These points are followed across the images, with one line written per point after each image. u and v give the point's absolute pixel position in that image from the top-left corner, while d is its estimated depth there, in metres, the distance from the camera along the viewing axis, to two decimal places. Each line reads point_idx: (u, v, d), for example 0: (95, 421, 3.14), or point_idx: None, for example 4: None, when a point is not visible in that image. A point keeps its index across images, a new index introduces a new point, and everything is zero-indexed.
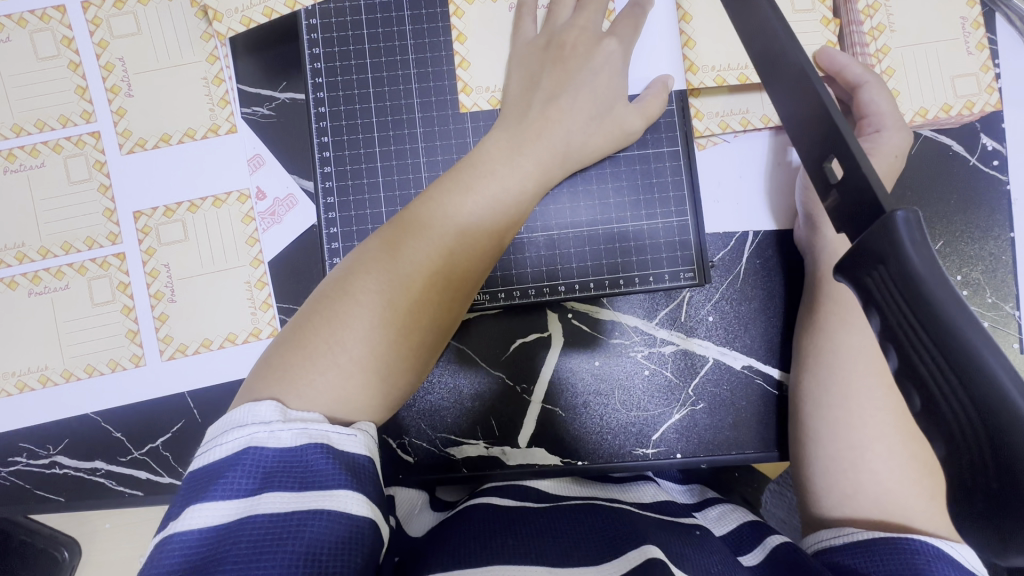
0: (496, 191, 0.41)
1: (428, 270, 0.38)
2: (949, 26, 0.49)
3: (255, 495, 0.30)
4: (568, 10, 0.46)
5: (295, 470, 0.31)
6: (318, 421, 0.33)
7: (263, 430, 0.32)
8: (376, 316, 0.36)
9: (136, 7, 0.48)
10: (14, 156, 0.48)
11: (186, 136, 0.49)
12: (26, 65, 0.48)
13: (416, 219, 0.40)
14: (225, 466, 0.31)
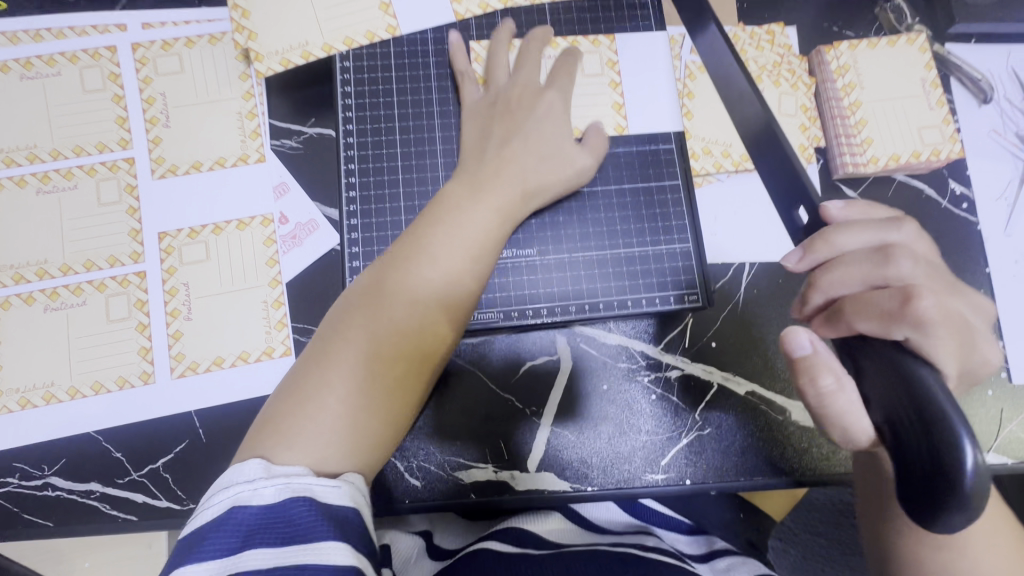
0: (471, 229, 0.43)
1: (418, 300, 0.40)
2: (913, 85, 0.55)
3: (237, 554, 0.30)
4: (506, 74, 0.50)
5: (274, 526, 0.31)
6: (301, 471, 0.33)
7: (244, 487, 0.32)
8: (374, 334, 0.39)
9: (182, 49, 0.53)
10: (48, 178, 0.51)
11: (217, 163, 0.52)
12: (71, 97, 0.52)
13: (394, 264, 0.41)
14: (209, 528, 0.31)
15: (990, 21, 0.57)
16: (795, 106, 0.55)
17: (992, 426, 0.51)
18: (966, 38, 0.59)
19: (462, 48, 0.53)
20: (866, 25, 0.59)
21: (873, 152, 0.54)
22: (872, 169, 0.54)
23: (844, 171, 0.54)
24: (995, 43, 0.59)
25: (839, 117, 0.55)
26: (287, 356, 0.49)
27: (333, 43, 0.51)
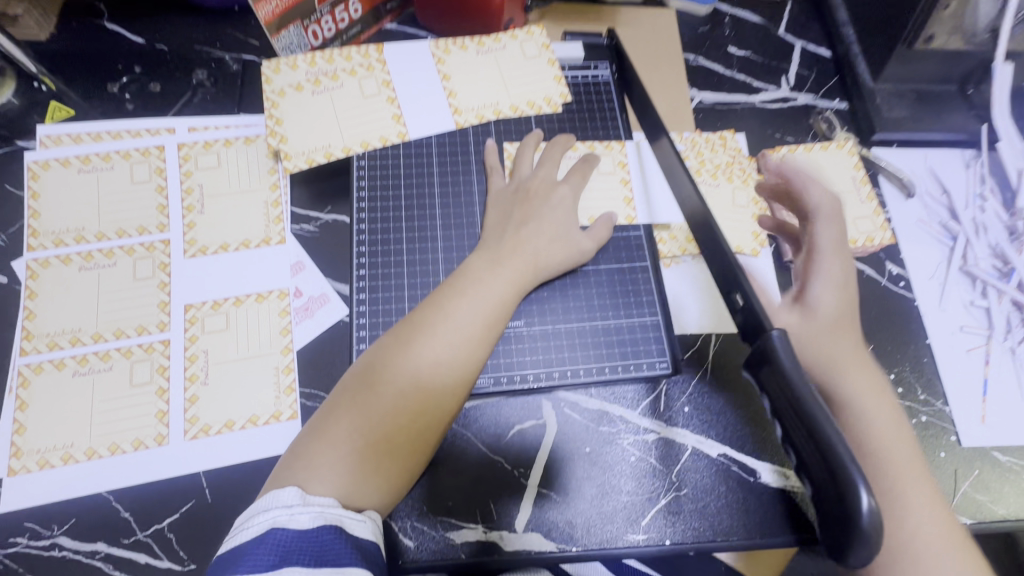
0: (484, 298, 0.49)
1: (438, 359, 0.46)
2: (846, 183, 0.64)
3: (275, 567, 0.34)
4: (528, 167, 0.59)
5: (309, 546, 0.36)
6: (333, 502, 0.39)
7: (283, 511, 0.37)
8: (399, 388, 0.44)
9: (221, 149, 0.61)
10: (91, 256, 0.57)
11: (242, 244, 0.59)
12: (120, 186, 0.60)
13: (418, 327, 0.47)
14: (251, 547, 0.35)
15: (906, 131, 0.69)
16: (748, 198, 0.64)
17: (950, 487, 0.54)
18: (888, 143, 0.69)
19: (462, 150, 0.62)
20: (803, 133, 0.70)
21: None
22: None
23: (793, 254, 0.62)
24: (913, 147, 0.70)
25: (785, 209, 0.64)
26: (293, 419, 0.53)
27: (351, 146, 0.60)
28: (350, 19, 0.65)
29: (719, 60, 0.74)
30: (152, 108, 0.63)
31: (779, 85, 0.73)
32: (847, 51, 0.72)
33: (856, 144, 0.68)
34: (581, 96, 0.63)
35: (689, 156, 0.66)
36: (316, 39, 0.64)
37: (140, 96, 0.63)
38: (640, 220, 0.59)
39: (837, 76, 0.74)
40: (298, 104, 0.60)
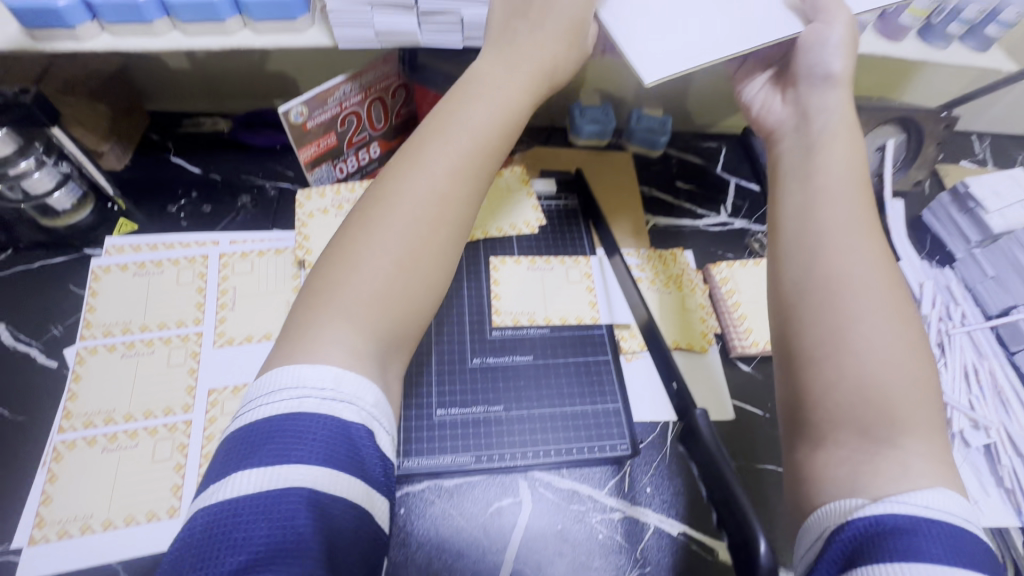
0: (399, 239, 0.45)
1: (357, 316, 0.42)
2: None
3: (301, 462, 0.35)
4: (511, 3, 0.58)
5: (342, 443, 0.37)
6: (362, 400, 0.39)
7: (317, 397, 0.38)
8: (318, 359, 0.40)
9: (255, 257, 0.74)
10: (133, 345, 0.66)
11: (264, 336, 0.69)
12: (166, 287, 0.71)
13: (327, 286, 0.43)
14: (282, 426, 0.37)
15: None
16: (694, 303, 0.76)
17: None
18: None
19: None
20: (741, 250, 0.85)
21: (754, 337, 0.74)
22: (755, 350, 0.73)
23: (737, 351, 0.73)
24: None
25: (726, 313, 0.76)
26: None
27: None
28: (370, 158, 0.81)
29: (668, 192, 0.91)
30: (201, 223, 0.77)
31: (718, 212, 0.89)
32: None
33: None
34: (554, 220, 0.78)
35: (644, 268, 0.79)
36: (341, 173, 0.79)
37: (193, 214, 0.77)
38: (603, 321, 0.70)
39: (765, 206, 0.90)
40: (323, 224, 0.74)
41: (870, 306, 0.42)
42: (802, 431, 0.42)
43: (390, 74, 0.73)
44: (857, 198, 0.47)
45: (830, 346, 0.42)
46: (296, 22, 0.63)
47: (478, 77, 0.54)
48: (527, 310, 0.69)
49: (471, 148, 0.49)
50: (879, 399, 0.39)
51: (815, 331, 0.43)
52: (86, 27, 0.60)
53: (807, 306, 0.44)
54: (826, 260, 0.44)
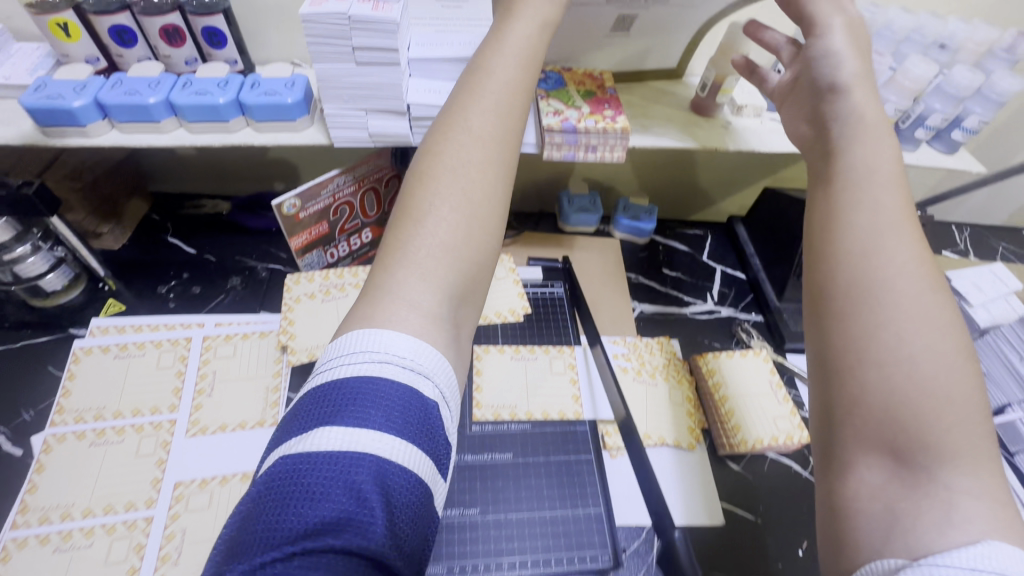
0: (460, 186, 0.45)
1: (428, 269, 0.42)
2: (763, 385, 0.75)
3: (379, 428, 0.33)
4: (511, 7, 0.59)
5: (418, 418, 0.35)
6: (438, 379, 0.38)
7: (400, 366, 0.36)
8: (388, 331, 0.38)
9: (238, 340, 0.74)
10: (103, 432, 0.65)
11: (239, 425, 0.67)
12: (145, 371, 0.70)
13: (394, 245, 0.43)
14: (364, 389, 0.35)
15: None
16: (681, 396, 0.76)
17: None
18: (801, 350, 0.83)
19: None
20: (727, 340, 0.85)
21: (742, 435, 0.71)
22: (745, 448, 0.70)
23: (725, 448, 0.71)
24: None
25: (714, 407, 0.74)
26: None
27: None
28: (362, 242, 0.83)
29: (655, 279, 0.92)
30: (189, 305, 0.77)
31: (704, 300, 0.90)
32: (756, 276, 0.90)
33: (769, 353, 0.80)
34: (539, 308, 0.79)
35: (630, 357, 0.78)
36: (332, 257, 0.81)
37: (182, 296, 0.78)
38: (586, 416, 0.68)
39: (752, 293, 0.91)
40: (309, 309, 0.75)
41: (907, 307, 0.34)
42: (830, 459, 0.34)
43: (385, 167, 0.76)
44: (890, 184, 0.40)
45: (853, 354, 0.34)
46: (296, 122, 0.66)
47: (479, 62, 0.52)
48: (508, 403, 0.68)
49: (497, 115, 0.49)
50: (913, 419, 0.32)
51: (838, 337, 0.35)
52: (97, 125, 0.63)
53: (828, 308, 0.37)
54: (850, 255, 0.37)
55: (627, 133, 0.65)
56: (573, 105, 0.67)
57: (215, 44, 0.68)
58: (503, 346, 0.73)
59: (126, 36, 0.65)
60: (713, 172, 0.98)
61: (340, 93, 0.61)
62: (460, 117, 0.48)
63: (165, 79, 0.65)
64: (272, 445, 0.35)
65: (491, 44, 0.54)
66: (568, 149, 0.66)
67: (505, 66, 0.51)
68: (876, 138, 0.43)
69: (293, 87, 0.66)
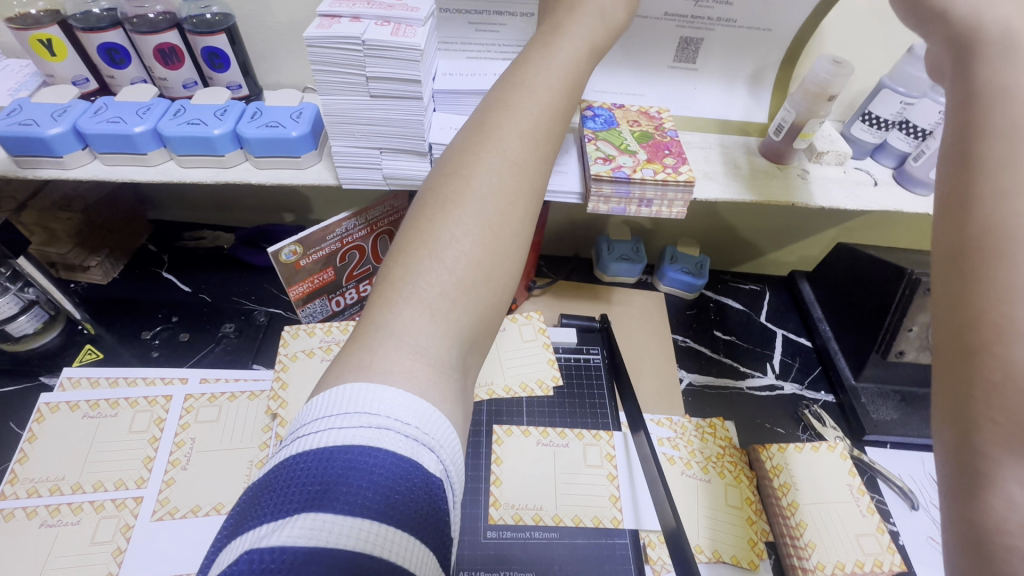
0: (484, 214, 0.36)
1: (442, 306, 0.33)
2: (842, 489, 0.62)
3: (375, 521, 0.25)
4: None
5: (423, 505, 0.26)
6: (447, 451, 0.29)
7: (402, 434, 0.27)
8: (390, 381, 0.30)
9: (224, 401, 0.64)
10: (58, 510, 0.55)
11: (214, 508, 0.57)
12: (115, 435, 0.61)
13: (398, 275, 0.34)
14: (351, 463, 0.26)
15: (898, 433, 0.68)
16: (739, 498, 0.63)
17: None
18: (881, 443, 0.69)
19: (485, 429, 0.62)
20: (792, 425, 0.71)
21: (818, 557, 0.57)
22: None
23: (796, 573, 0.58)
24: (909, 450, 0.69)
25: (781, 515, 0.61)
26: None
27: None
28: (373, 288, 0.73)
29: (704, 343, 0.80)
30: (176, 356, 0.69)
31: (763, 372, 0.77)
32: (826, 345, 0.77)
33: (846, 446, 0.66)
34: (571, 378, 0.67)
35: (678, 443, 0.67)
36: (337, 305, 0.71)
37: (168, 343, 0.70)
38: (626, 525, 0.56)
39: (820, 366, 0.78)
40: (305, 371, 0.66)
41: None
42: (963, 465, 0.24)
43: (402, 209, 0.66)
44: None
45: (988, 325, 0.24)
46: (300, 159, 0.57)
47: (517, 75, 0.43)
48: (532, 503, 0.56)
49: (546, 105, 0.41)
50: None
51: (966, 300, 0.25)
52: (75, 155, 0.56)
53: (956, 267, 0.26)
54: (983, 192, 0.27)
55: (691, 186, 0.54)
56: (626, 149, 0.56)
57: (216, 67, 0.59)
58: (527, 426, 0.62)
59: (118, 55, 0.58)
60: (771, 222, 0.86)
61: (351, 129, 0.52)
62: (490, 134, 0.39)
63: (155, 106, 0.57)
64: (229, 533, 0.25)
65: (546, 40, 0.45)
66: (618, 201, 0.56)
67: (549, 79, 0.42)
68: None
69: (299, 118, 0.57)
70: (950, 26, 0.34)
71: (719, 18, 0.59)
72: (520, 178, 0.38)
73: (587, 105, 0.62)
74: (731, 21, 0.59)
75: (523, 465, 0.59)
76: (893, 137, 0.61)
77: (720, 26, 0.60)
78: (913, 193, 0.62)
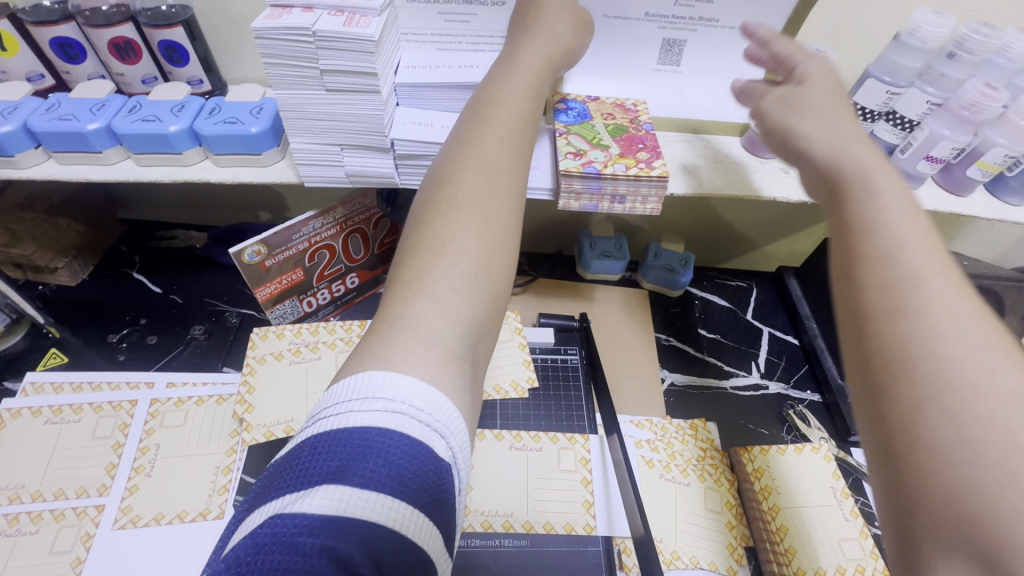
0: (480, 213, 0.35)
1: (452, 299, 0.32)
2: (824, 493, 0.60)
3: (390, 497, 0.24)
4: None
5: (434, 489, 0.26)
6: (458, 437, 0.29)
7: (417, 419, 0.27)
8: (406, 368, 0.29)
9: (191, 406, 0.63)
10: (17, 520, 0.54)
11: (177, 516, 0.56)
12: (78, 441, 0.59)
13: (408, 275, 0.33)
14: (369, 442, 0.26)
15: None
16: (719, 502, 0.61)
17: None
18: None
19: None
20: (777, 425, 0.69)
21: (798, 563, 0.55)
22: None
23: None
24: None
25: (762, 520, 0.59)
26: None
27: None
28: (346, 288, 0.71)
29: (689, 341, 0.78)
30: (144, 359, 0.67)
31: (748, 371, 0.75)
32: (812, 343, 0.75)
33: (831, 447, 0.64)
34: (548, 379, 0.65)
35: (656, 446, 0.65)
36: (309, 306, 0.69)
37: (135, 346, 0.68)
38: (599, 532, 0.54)
39: (807, 364, 0.76)
40: (274, 374, 0.64)
41: (969, 376, 0.24)
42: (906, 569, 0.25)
43: (372, 207, 0.64)
44: (914, 223, 0.30)
45: (899, 442, 0.25)
46: (262, 156, 0.56)
47: (486, 89, 0.43)
48: (503, 509, 0.55)
49: (524, 110, 0.42)
50: (997, 536, 0.21)
51: (879, 418, 0.26)
52: (28, 153, 0.54)
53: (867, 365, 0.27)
54: (869, 313, 0.28)
55: (665, 182, 0.52)
56: (598, 143, 0.54)
57: (174, 61, 0.57)
58: (499, 430, 0.60)
59: (72, 49, 0.56)
60: (758, 217, 0.84)
61: (309, 125, 0.50)
62: (473, 138, 0.39)
63: (111, 102, 0.55)
64: (251, 503, 0.26)
65: (506, 59, 0.45)
66: (589, 197, 0.54)
67: (522, 90, 0.42)
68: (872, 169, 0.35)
69: (259, 114, 0.55)
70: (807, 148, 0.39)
71: (701, 18, 0.55)
72: (505, 177, 0.37)
73: (560, 97, 0.60)
74: (714, 22, 0.56)
75: (495, 471, 0.57)
76: (881, 128, 0.58)
77: (703, 27, 0.56)
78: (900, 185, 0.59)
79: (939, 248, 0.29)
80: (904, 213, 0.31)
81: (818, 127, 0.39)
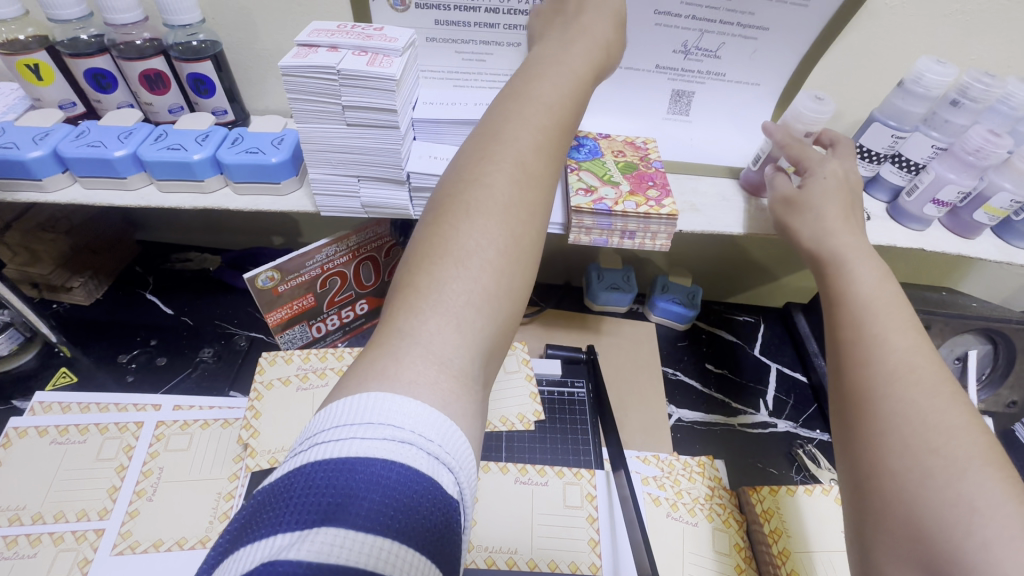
0: (504, 223, 0.36)
1: (468, 317, 0.32)
2: (835, 538, 0.59)
3: (395, 534, 0.24)
4: None
5: (439, 527, 0.26)
6: (464, 471, 0.28)
7: (423, 450, 0.27)
8: (416, 393, 0.29)
9: (196, 429, 0.63)
10: (15, 542, 0.53)
11: (176, 543, 0.55)
12: (81, 463, 0.59)
13: (425, 281, 0.33)
14: (374, 475, 0.25)
15: None
16: (728, 543, 0.60)
17: None
18: None
19: None
20: (787, 465, 0.68)
21: None
22: None
23: None
24: None
25: (770, 563, 0.57)
26: None
27: None
28: (356, 314, 0.72)
29: (696, 376, 0.77)
30: (153, 381, 0.68)
31: (757, 409, 0.74)
32: (820, 382, 0.74)
33: None
34: (554, 412, 0.65)
35: (664, 483, 0.64)
36: (319, 332, 0.70)
37: (143, 368, 0.69)
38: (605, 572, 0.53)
39: (815, 403, 0.75)
40: (280, 399, 0.64)
41: (921, 408, 0.33)
42: (867, 552, 0.32)
43: (384, 236, 0.65)
44: (880, 303, 0.40)
45: (867, 464, 0.33)
46: (280, 185, 0.57)
47: (517, 85, 0.43)
48: (506, 545, 0.54)
49: (555, 109, 0.42)
50: (928, 514, 0.30)
51: (853, 450, 0.35)
52: (55, 178, 0.56)
53: (842, 397, 0.37)
54: (851, 372, 0.37)
55: (674, 220, 0.53)
56: (609, 180, 0.55)
57: (201, 93, 0.60)
58: (505, 462, 0.60)
59: (104, 80, 0.58)
60: (768, 254, 0.84)
61: (329, 157, 0.51)
62: (500, 142, 0.39)
63: (139, 130, 0.57)
64: (240, 534, 0.24)
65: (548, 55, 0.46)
66: (600, 233, 0.54)
67: (547, 91, 0.42)
68: (853, 254, 0.44)
69: (280, 145, 0.57)
70: (810, 229, 0.47)
71: (709, 72, 0.59)
72: (531, 184, 0.38)
73: None
74: (722, 75, 0.59)
75: (501, 506, 0.57)
76: (886, 171, 0.60)
77: (711, 80, 0.60)
78: (907, 228, 0.60)
79: (904, 316, 0.39)
80: (870, 281, 0.42)
81: (818, 215, 0.47)
